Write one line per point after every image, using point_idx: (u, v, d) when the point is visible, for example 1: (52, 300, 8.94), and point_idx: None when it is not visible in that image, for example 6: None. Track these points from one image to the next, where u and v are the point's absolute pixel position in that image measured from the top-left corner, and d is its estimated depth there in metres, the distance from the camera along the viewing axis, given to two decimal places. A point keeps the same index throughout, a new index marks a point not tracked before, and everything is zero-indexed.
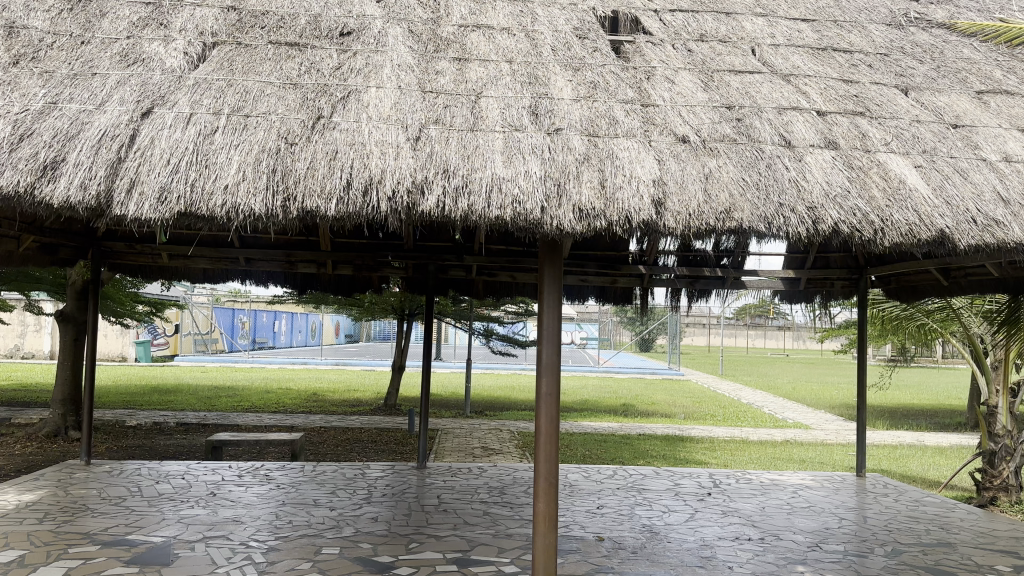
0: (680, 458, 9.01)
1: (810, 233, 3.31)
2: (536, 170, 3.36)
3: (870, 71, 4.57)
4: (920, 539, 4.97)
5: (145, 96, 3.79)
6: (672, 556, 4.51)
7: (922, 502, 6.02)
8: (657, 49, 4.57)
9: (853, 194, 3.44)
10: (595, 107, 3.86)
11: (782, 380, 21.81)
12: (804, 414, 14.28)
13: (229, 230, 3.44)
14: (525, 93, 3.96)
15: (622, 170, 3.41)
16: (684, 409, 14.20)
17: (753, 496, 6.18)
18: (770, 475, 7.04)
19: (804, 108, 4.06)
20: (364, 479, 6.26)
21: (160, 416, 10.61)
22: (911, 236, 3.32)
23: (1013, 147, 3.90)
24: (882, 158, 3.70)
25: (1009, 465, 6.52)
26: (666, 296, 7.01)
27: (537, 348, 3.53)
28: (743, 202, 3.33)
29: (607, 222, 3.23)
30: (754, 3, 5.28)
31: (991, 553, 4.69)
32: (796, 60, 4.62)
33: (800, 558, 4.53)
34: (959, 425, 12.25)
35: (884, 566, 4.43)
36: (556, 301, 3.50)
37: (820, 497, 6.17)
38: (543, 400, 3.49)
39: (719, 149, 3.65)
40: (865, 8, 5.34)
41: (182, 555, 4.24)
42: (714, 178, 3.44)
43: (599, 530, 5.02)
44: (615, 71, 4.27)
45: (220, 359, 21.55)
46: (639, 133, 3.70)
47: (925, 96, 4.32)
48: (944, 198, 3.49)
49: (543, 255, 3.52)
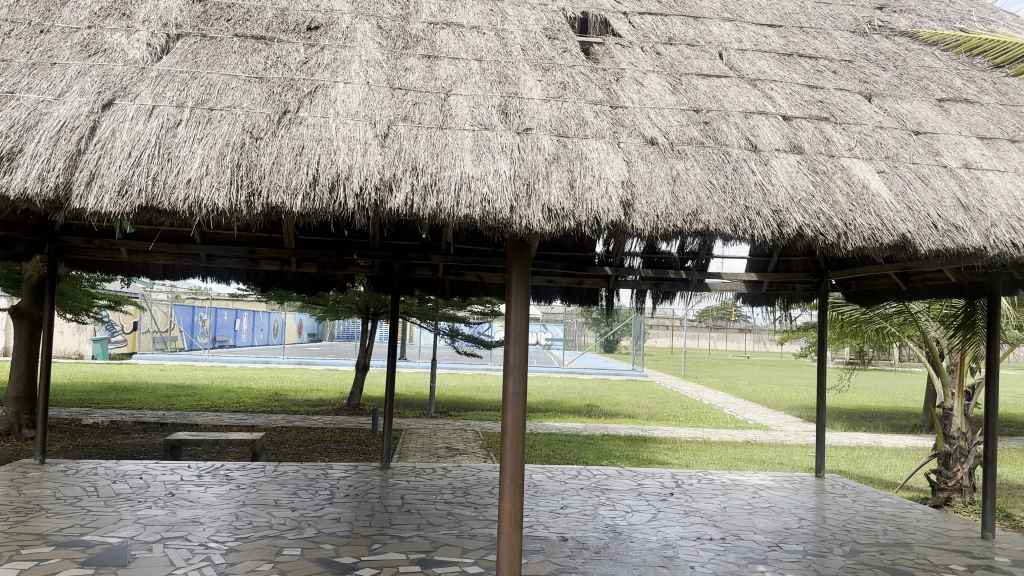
0: (643, 459, 9.08)
1: (775, 236, 3.35)
2: (505, 169, 3.36)
3: (835, 78, 4.64)
4: (878, 539, 5.07)
5: (106, 87, 3.70)
6: (635, 556, 4.54)
7: (878, 503, 6.14)
8: (626, 51, 4.60)
9: (818, 198, 3.49)
10: (564, 108, 3.87)
11: (743, 382, 22.13)
12: (764, 415, 14.48)
13: (191, 226, 3.37)
14: (495, 92, 3.95)
15: (591, 171, 3.41)
16: (648, 410, 14.31)
17: (715, 496, 6.24)
18: (731, 476, 7.12)
19: (770, 113, 4.11)
20: (326, 479, 6.19)
21: (118, 415, 10.39)
22: (873, 240, 3.38)
23: (973, 154, 3.98)
24: (846, 163, 3.76)
25: (963, 466, 6.69)
26: (631, 296, 7.04)
27: (504, 348, 3.52)
28: (709, 205, 3.37)
29: (576, 223, 3.23)
30: (721, 8, 5.34)
31: (947, 553, 4.79)
32: (763, 65, 4.68)
33: (760, 557, 4.58)
34: (915, 427, 12.52)
35: (842, 565, 4.50)
36: (523, 300, 3.49)
37: (779, 497, 6.26)
38: (509, 400, 3.48)
39: (686, 152, 3.68)
40: (831, 15, 5.43)
41: (139, 556, 4.16)
42: (682, 180, 3.47)
43: (562, 530, 5.03)
44: (585, 73, 4.28)
45: (180, 357, 21.18)
46: (607, 134, 3.72)
47: (888, 102, 4.40)
48: (906, 203, 3.56)
49: (511, 255, 3.51)
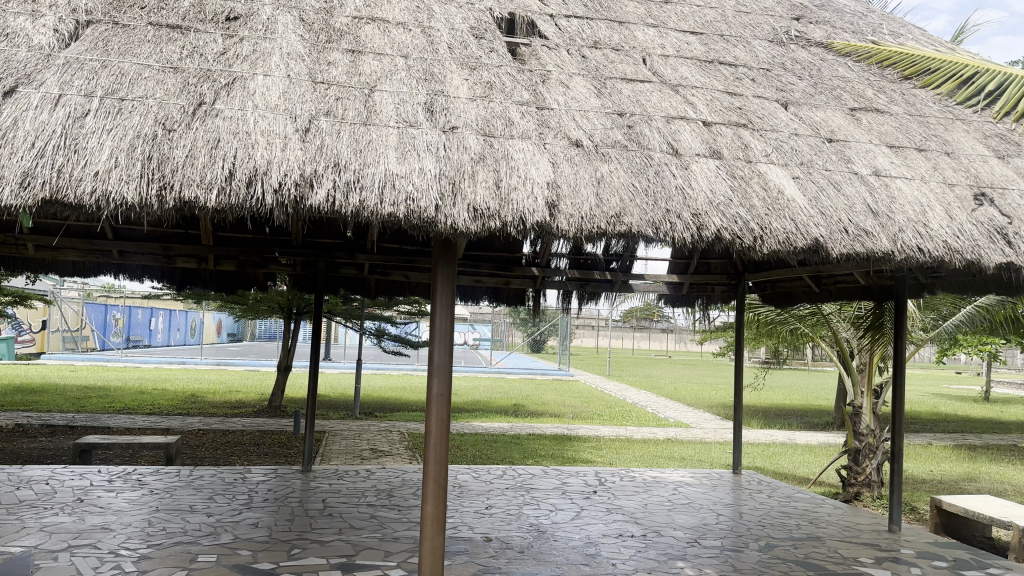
0: (568, 458, 9.17)
1: (695, 239, 3.42)
2: (430, 167, 3.32)
3: (753, 85, 4.78)
4: (791, 533, 5.25)
5: (8, 73, 3.49)
6: (559, 555, 4.57)
7: (792, 498, 6.36)
8: (552, 53, 4.62)
9: (736, 203, 3.58)
10: (490, 107, 3.86)
11: (665, 381, 22.65)
12: (685, 414, 14.85)
13: (98, 220, 3.21)
14: (421, 89, 3.90)
15: (517, 171, 3.41)
16: (573, 410, 14.47)
17: (637, 493, 6.35)
18: (653, 473, 7.26)
19: (691, 118, 4.20)
20: (245, 483, 6.01)
21: (22, 418, 9.86)
22: (787, 244, 3.49)
23: (881, 163, 4.16)
24: (762, 168, 3.87)
25: (871, 462, 7.01)
26: (558, 297, 7.09)
27: (429, 349, 3.48)
28: (632, 208, 3.42)
29: (501, 223, 3.23)
30: (646, 14, 5.44)
31: (856, 546, 5.00)
32: (685, 71, 4.78)
33: (680, 554, 4.68)
34: (826, 424, 13.05)
35: (757, 560, 4.64)
36: (449, 300, 3.46)
37: (699, 494, 6.41)
38: (433, 400, 3.44)
39: (610, 154, 3.72)
40: (750, 25, 5.60)
41: (41, 567, 3.94)
42: (606, 183, 3.51)
43: (487, 531, 5.02)
44: (512, 73, 4.28)
45: (90, 357, 20.27)
46: (533, 135, 3.72)
47: (803, 111, 4.56)
48: (819, 209, 3.69)
49: (437, 254, 3.47)
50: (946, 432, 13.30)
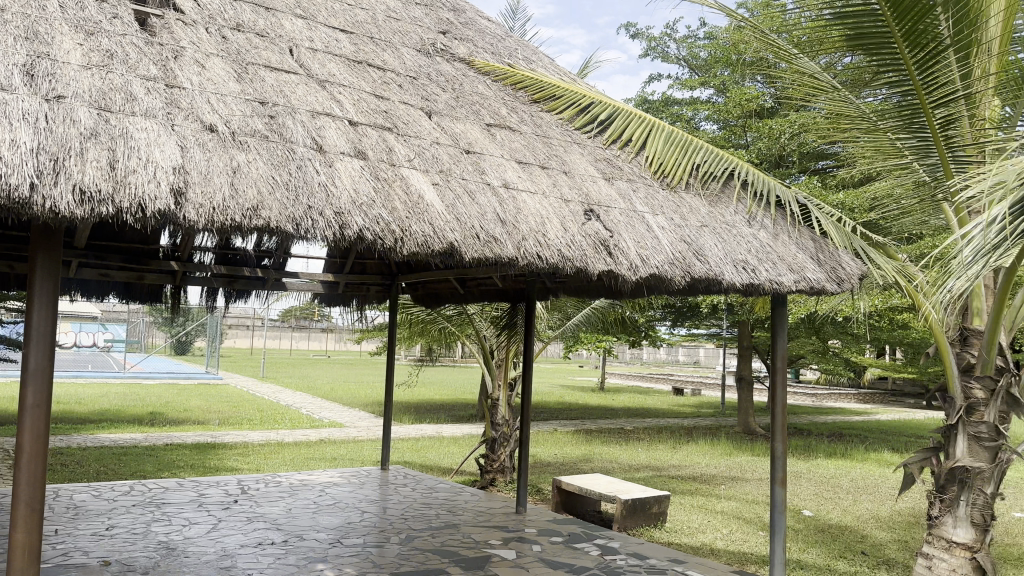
0: (210, 466, 8.56)
1: (336, 238, 3.39)
2: (25, 140, 2.84)
3: (399, 91, 4.91)
4: (430, 523, 5.50)
5: None
6: (187, 573, 4.21)
7: (434, 489, 6.68)
8: (189, 29, 4.28)
9: (378, 204, 3.63)
10: (108, 78, 3.43)
11: (320, 381, 22.40)
12: (339, 413, 14.83)
13: None
14: (19, 48, 3.32)
15: (139, 152, 3.08)
16: (219, 414, 13.60)
17: (281, 498, 6.14)
18: (300, 476, 7.09)
19: (336, 116, 4.16)
20: None
21: None
22: (425, 246, 3.62)
23: (511, 176, 4.53)
24: (404, 173, 3.98)
25: (505, 450, 7.67)
26: (203, 295, 6.58)
27: (21, 352, 2.96)
28: (271, 201, 3.29)
29: (117, 209, 2.89)
30: (296, 5, 5.30)
31: (486, 529, 5.40)
32: (332, 68, 4.73)
33: (321, 555, 4.62)
34: (469, 417, 13.99)
35: (397, 553, 4.77)
36: (49, 295, 2.98)
37: (345, 493, 6.41)
38: (27, 412, 2.94)
39: (248, 143, 3.54)
40: (399, 32, 5.78)
41: None
42: (242, 173, 3.32)
43: (103, 555, 4.44)
44: (138, 44, 3.86)
45: None
46: (160, 114, 3.39)
47: (444, 121, 4.79)
48: (455, 215, 3.89)
49: (33, 242, 2.98)
50: (568, 419, 15.12)
